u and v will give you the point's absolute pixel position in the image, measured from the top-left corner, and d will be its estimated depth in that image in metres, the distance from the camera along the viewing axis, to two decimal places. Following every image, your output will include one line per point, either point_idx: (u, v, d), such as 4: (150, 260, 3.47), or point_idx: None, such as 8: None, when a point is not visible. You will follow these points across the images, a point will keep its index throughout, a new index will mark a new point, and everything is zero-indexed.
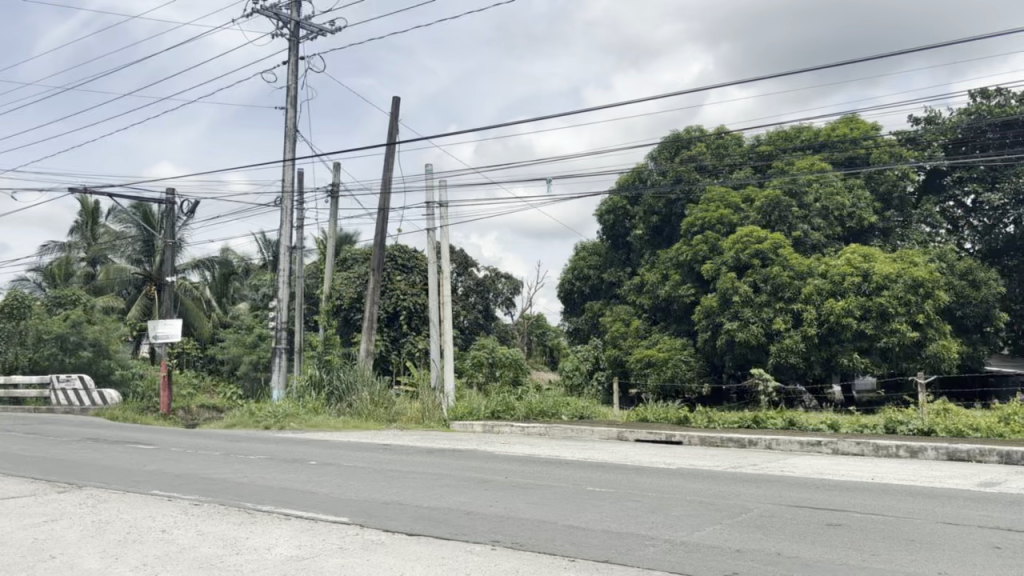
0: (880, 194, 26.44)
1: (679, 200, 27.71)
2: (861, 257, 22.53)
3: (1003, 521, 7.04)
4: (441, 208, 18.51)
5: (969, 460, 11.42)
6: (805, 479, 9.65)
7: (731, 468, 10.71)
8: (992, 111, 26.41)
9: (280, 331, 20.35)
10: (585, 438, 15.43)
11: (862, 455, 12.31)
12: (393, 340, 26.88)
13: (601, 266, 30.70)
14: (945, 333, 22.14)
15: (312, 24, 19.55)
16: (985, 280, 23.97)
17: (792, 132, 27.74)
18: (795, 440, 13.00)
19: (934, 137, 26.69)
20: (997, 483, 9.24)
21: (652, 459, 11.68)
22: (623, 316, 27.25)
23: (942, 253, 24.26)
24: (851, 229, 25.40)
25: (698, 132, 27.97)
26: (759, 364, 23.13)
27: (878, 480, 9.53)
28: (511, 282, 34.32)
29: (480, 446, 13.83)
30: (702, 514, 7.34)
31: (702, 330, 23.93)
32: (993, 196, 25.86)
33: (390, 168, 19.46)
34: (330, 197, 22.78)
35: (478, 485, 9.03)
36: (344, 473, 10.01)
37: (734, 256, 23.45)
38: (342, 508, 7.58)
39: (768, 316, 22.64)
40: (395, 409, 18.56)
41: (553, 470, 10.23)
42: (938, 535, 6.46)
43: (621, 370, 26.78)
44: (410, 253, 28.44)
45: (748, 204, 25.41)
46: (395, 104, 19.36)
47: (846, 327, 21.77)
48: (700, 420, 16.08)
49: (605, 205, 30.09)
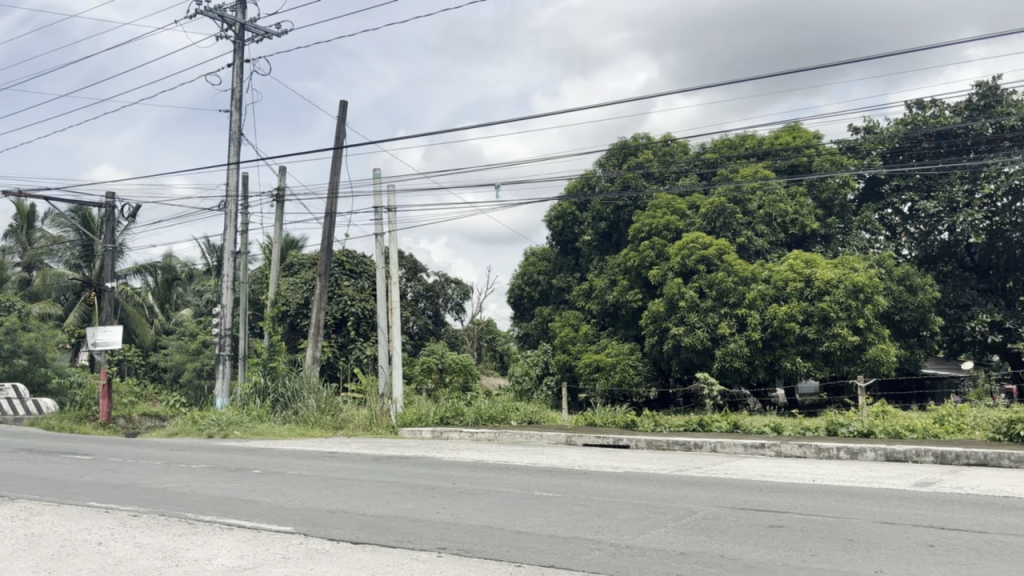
0: (822, 201, 27.04)
1: (626, 206, 27.99)
2: (803, 263, 23.05)
3: (937, 519, 7.25)
4: (390, 212, 18.42)
5: (905, 460, 11.72)
6: (748, 481, 9.80)
7: (676, 471, 10.84)
8: (927, 121, 27.17)
9: (223, 337, 20.03)
10: (534, 443, 15.49)
11: (804, 457, 12.56)
12: (340, 347, 26.71)
13: (550, 272, 30.83)
14: (885, 337, 22.65)
15: (257, 26, 19.30)
16: (922, 286, 24.57)
17: (736, 140, 28.28)
18: (739, 444, 13.22)
19: (873, 146, 27.42)
20: (931, 484, 9.49)
21: (599, 463, 11.76)
22: (573, 321, 27.44)
23: (881, 259, 24.89)
24: (793, 234, 25.95)
25: (645, 139, 28.36)
26: (703, 368, 23.46)
27: (818, 482, 9.73)
28: (460, 287, 34.21)
29: (428, 452, 13.83)
30: (647, 517, 7.42)
31: (649, 334, 24.19)
32: (928, 204, 26.60)
33: (337, 171, 19.29)
34: (275, 201, 22.48)
35: (424, 492, 8.97)
36: (289, 482, 9.87)
37: (680, 262, 23.90)
38: (287, 516, 7.50)
39: (713, 322, 22.94)
40: (342, 417, 18.40)
41: (501, 476, 10.24)
42: (875, 535, 6.63)
43: (570, 375, 26.96)
44: (358, 258, 28.23)
45: (694, 211, 25.85)
46: (342, 107, 19.21)
47: (789, 332, 22.09)
48: (646, 424, 16.27)
49: (554, 210, 30.26)
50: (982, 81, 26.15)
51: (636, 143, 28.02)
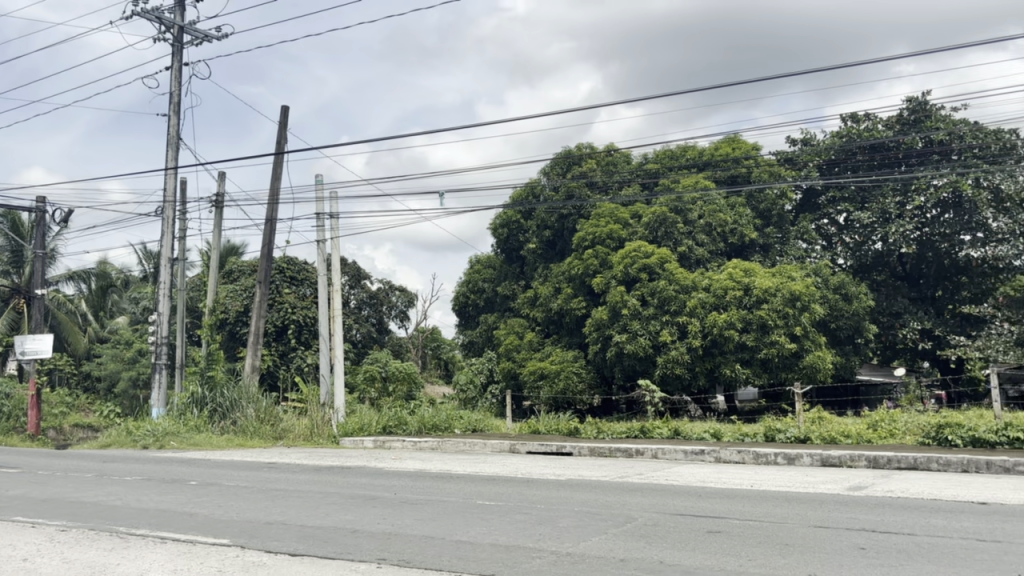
0: (761, 212, 27.67)
1: (571, 215, 28.14)
2: (742, 272, 23.49)
3: (869, 523, 7.44)
4: (332, 219, 18.25)
5: (839, 465, 12.00)
6: (688, 487, 9.93)
7: (617, 478, 10.92)
8: (861, 134, 27.94)
9: (160, 346, 19.57)
10: (478, 451, 15.46)
11: (743, 463, 12.77)
12: (281, 355, 26.34)
13: (494, 280, 30.84)
14: (821, 344, 23.19)
15: (197, 29, 18.97)
16: (856, 295, 25.23)
17: (677, 151, 28.73)
18: (680, 450, 13.41)
19: (810, 158, 28.10)
20: (864, 488, 9.73)
21: (541, 471, 11.80)
22: (517, 328, 27.49)
23: (817, 268, 25.49)
24: (733, 244, 26.42)
25: (588, 149, 28.61)
26: (646, 375, 23.70)
27: (756, 487, 9.91)
28: (404, 295, 33.97)
29: (370, 462, 13.70)
30: (588, 524, 7.46)
31: (593, 341, 24.36)
32: (862, 214, 27.30)
33: (278, 177, 19.03)
34: (214, 207, 22.09)
35: (364, 502, 8.89)
36: (226, 493, 9.68)
37: (623, 270, 24.16)
38: (224, 529, 7.35)
39: (655, 329, 23.18)
40: (282, 426, 18.14)
41: (443, 485, 10.20)
42: (810, 539, 6.77)
43: (515, 383, 27.02)
44: (299, 265, 27.89)
45: (637, 220, 26.14)
46: (284, 113, 18.98)
47: (728, 340, 22.48)
48: (590, 430, 16.39)
49: (499, 218, 30.32)
50: (912, 96, 27.01)
51: (580, 152, 28.26)
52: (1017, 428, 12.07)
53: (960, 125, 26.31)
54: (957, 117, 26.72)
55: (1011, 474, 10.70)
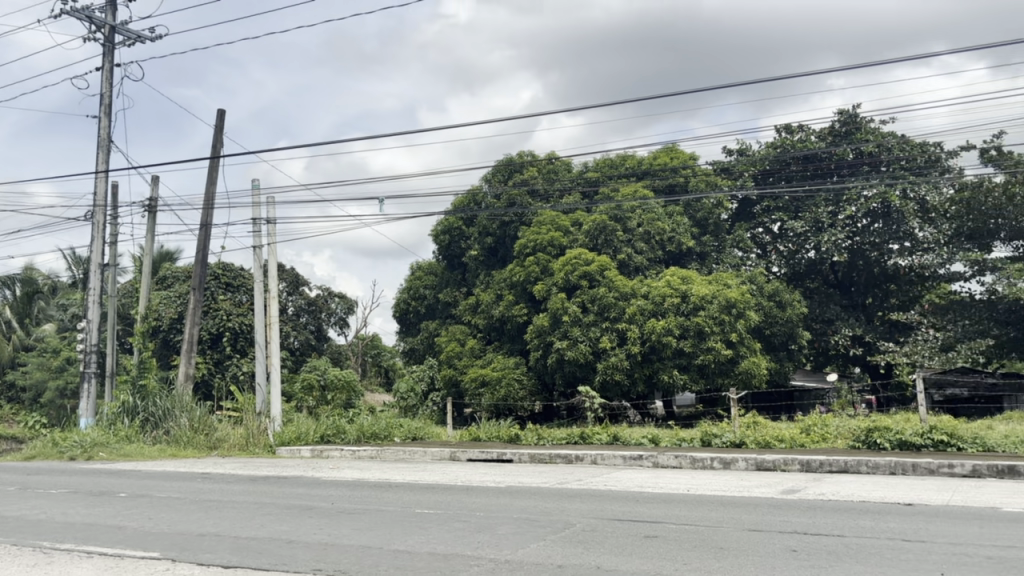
0: (698, 221, 28.14)
1: (512, 222, 28.21)
2: (680, 279, 23.85)
3: (800, 525, 7.62)
4: (269, 224, 17.98)
5: (773, 469, 12.26)
6: (626, 493, 10.02)
7: (557, 485, 10.97)
8: (795, 145, 28.63)
9: (89, 354, 19.01)
10: (418, 459, 15.37)
11: (680, 467, 12.95)
12: (216, 363, 25.84)
13: (436, 286, 30.74)
14: (756, 350, 23.69)
15: (129, 29, 18.52)
16: (790, 302, 25.80)
17: (617, 160, 29.06)
18: (619, 455, 13.54)
19: (746, 168, 28.69)
20: (797, 491, 9.96)
21: (481, 478, 11.79)
22: (458, 335, 27.44)
23: (753, 276, 25.96)
24: (671, 252, 26.79)
25: (530, 156, 28.75)
26: (586, 381, 23.85)
27: (692, 491, 10.06)
28: (344, 302, 33.55)
29: (307, 471, 13.50)
30: (526, 531, 7.48)
31: (534, 348, 24.43)
32: (796, 224, 27.94)
33: (213, 181, 18.67)
34: (146, 212, 21.55)
35: (301, 512, 8.75)
36: (157, 505, 9.44)
37: (564, 277, 24.27)
38: (154, 542, 7.16)
39: (595, 336, 23.32)
40: (217, 436, 17.77)
41: (382, 494, 10.11)
42: (743, 542, 6.90)
43: (455, 390, 26.97)
44: (235, 272, 27.40)
45: (577, 228, 26.39)
46: (220, 116, 18.64)
47: (666, 346, 22.77)
48: (530, 437, 16.43)
49: (441, 225, 30.26)
50: (843, 109, 27.76)
51: (521, 160, 28.38)
52: (942, 432, 12.57)
53: (888, 137, 27.17)
54: (886, 130, 27.58)
55: (937, 475, 11.09)
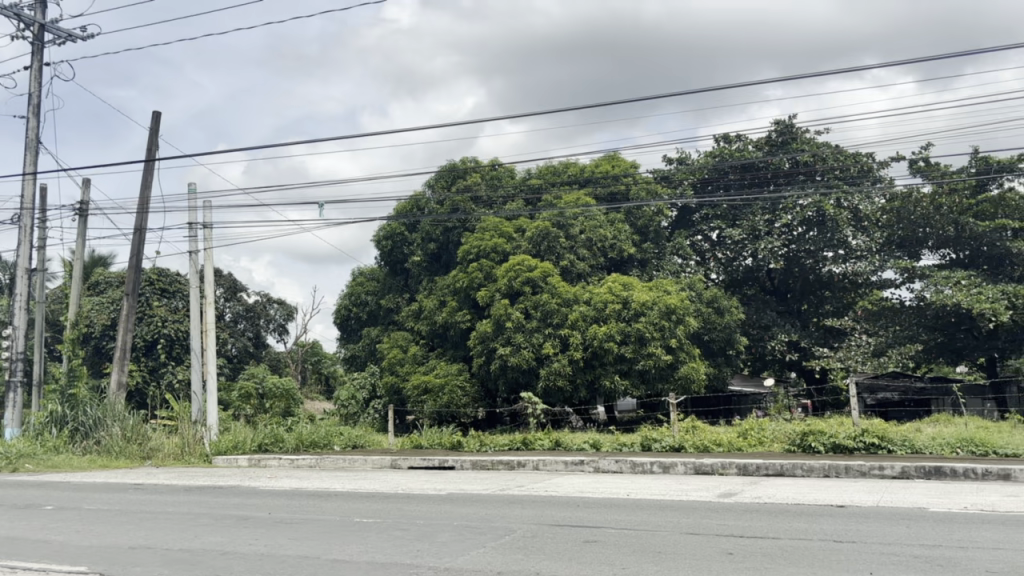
0: (639, 228, 28.47)
1: (455, 228, 28.14)
2: (621, 286, 24.09)
3: (737, 528, 7.74)
4: (205, 229, 17.63)
5: (712, 473, 12.44)
6: (566, 498, 10.07)
7: (498, 491, 10.97)
8: (733, 154, 29.18)
9: (15, 362, 18.37)
10: (358, 468, 15.22)
11: (620, 472, 13.06)
12: (151, 371, 25.24)
13: (378, 292, 30.52)
14: (695, 356, 24.07)
15: (59, 28, 18.00)
16: (728, 308, 26.25)
17: (559, 167, 29.29)
18: (560, 461, 13.60)
19: (685, 176, 29.16)
20: (733, 494, 10.12)
21: (422, 485, 11.73)
22: (401, 342, 27.28)
23: (692, 283, 26.30)
24: (612, 259, 27.04)
25: (473, 162, 28.77)
26: (528, 387, 23.91)
27: (632, 496, 10.16)
28: (283, 308, 33.21)
29: (244, 481, 13.26)
30: (467, 538, 7.46)
31: (477, 354, 24.39)
32: (733, 232, 28.47)
33: (147, 185, 18.25)
34: (77, 215, 20.95)
35: (236, 523, 8.59)
36: (86, 517, 9.17)
37: (507, 283, 24.27)
38: (81, 555, 6.94)
39: (537, 341, 23.37)
40: (150, 445, 17.35)
41: (320, 503, 9.98)
42: (680, 546, 6.98)
43: (398, 397, 26.80)
44: (171, 277, 26.85)
45: (520, 234, 26.47)
46: (155, 118, 18.22)
47: (608, 352, 22.93)
48: (471, 443, 16.41)
49: (383, 231, 30.06)
50: (780, 119, 28.39)
51: (464, 166, 28.39)
52: (873, 434, 12.94)
53: (823, 147, 27.88)
54: (820, 140, 28.30)
55: (868, 477, 11.38)
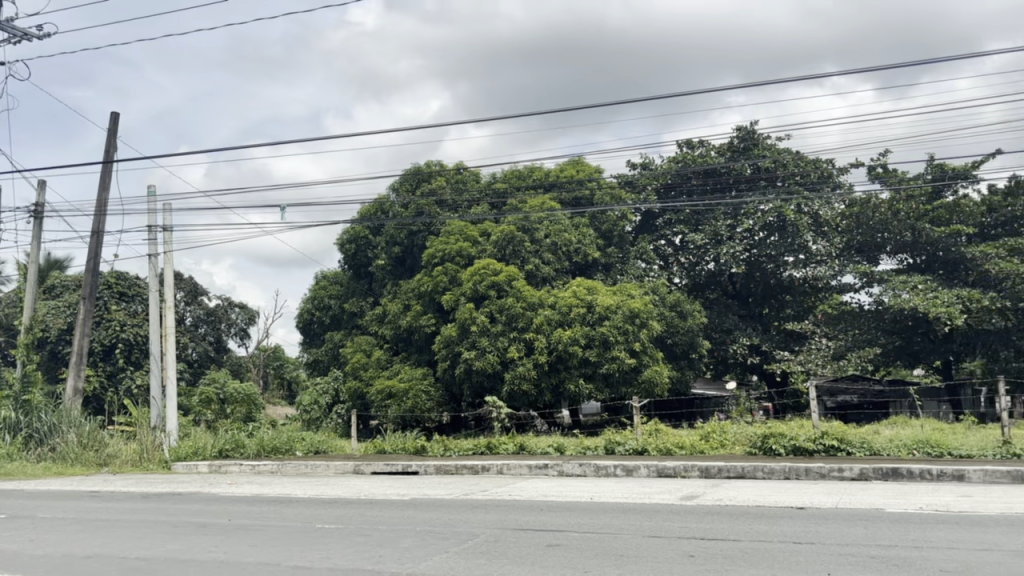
0: (603, 232, 28.59)
1: (420, 231, 28.03)
2: (586, 290, 24.18)
3: (698, 531, 7.81)
4: (165, 232, 17.38)
5: (674, 476, 12.54)
6: (529, 502, 10.08)
7: (461, 496, 10.94)
8: (695, 160, 29.46)
9: None
10: (320, 473, 15.10)
11: (584, 475, 13.10)
12: (109, 376, 24.81)
13: (341, 296, 30.31)
14: (658, 359, 24.26)
15: (15, 26, 17.63)
16: (691, 312, 26.47)
17: (524, 171, 29.35)
18: (524, 465, 13.61)
19: (649, 181, 29.38)
20: (695, 497, 10.20)
21: (385, 491, 11.66)
22: (365, 346, 27.12)
23: (655, 287, 26.48)
24: (577, 263, 27.13)
25: (438, 166, 28.72)
26: (493, 391, 23.90)
27: (595, 499, 10.20)
28: (245, 312, 32.85)
29: (204, 487, 13.08)
30: (429, 543, 7.43)
31: (442, 359, 24.34)
32: (696, 236, 28.74)
33: (105, 186, 17.94)
34: (32, 218, 20.52)
35: (195, 530, 8.47)
36: (40, 526, 8.98)
37: (472, 287, 24.22)
38: (34, 565, 6.80)
39: (502, 345, 23.37)
40: (107, 452, 17.02)
41: (282, 509, 9.88)
42: (642, 549, 7.03)
43: (361, 402, 26.63)
44: (130, 281, 26.46)
45: (485, 238, 26.47)
46: (113, 119, 17.92)
47: (572, 355, 23.00)
48: (435, 448, 16.35)
49: (347, 234, 29.87)
50: (741, 125, 28.73)
51: (429, 170, 28.33)
52: (833, 436, 13.11)
53: (784, 153, 28.26)
54: (781, 147, 28.68)
55: (827, 479, 11.54)
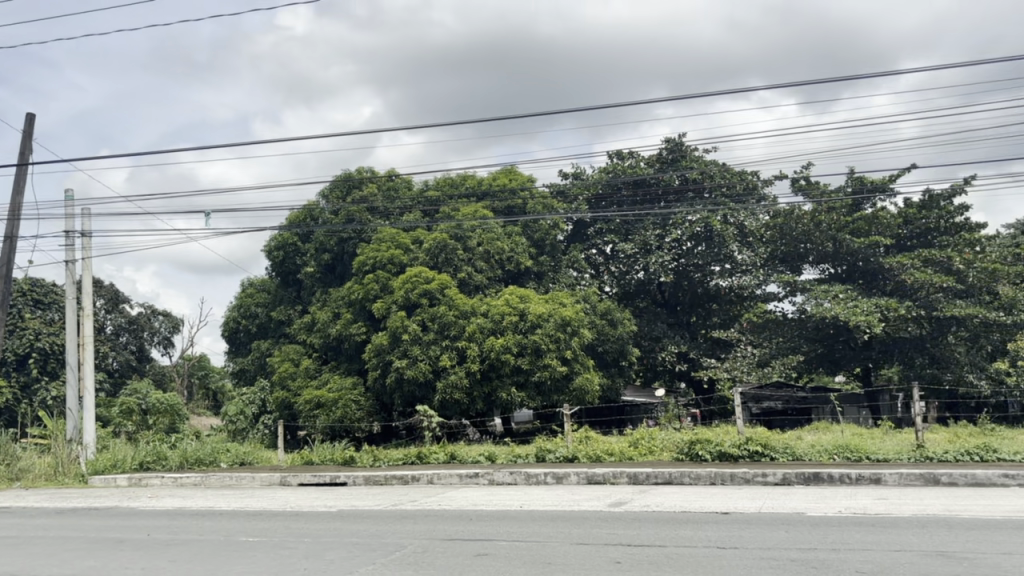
0: (535, 241, 28.74)
1: (351, 238, 27.71)
2: (518, 298, 24.27)
3: (625, 537, 7.89)
4: (84, 237, 16.83)
5: (603, 483, 12.65)
6: (459, 511, 10.05)
7: (390, 506, 10.83)
8: (626, 171, 29.90)
9: None
10: (245, 485, 14.78)
11: (515, 484, 13.13)
12: (22, 387, 23.85)
13: (268, 304, 29.80)
14: (589, 367, 24.48)
15: None
16: (621, 320, 26.82)
17: (457, 180, 29.38)
18: (455, 474, 13.55)
19: (580, 191, 29.71)
20: (623, 503, 10.32)
21: (312, 503, 11.48)
22: (293, 355, 26.69)
23: (586, 295, 26.78)
24: (509, 271, 27.21)
25: (369, 173, 28.53)
26: (425, 400, 23.74)
27: (524, 507, 10.21)
28: (169, 321, 31.99)
29: (123, 501, 12.68)
30: (356, 555, 7.35)
31: (372, 367, 24.09)
32: (626, 245, 29.12)
33: (20, 191, 17.28)
34: None
35: (112, 546, 8.20)
36: None
37: (404, 295, 24.07)
38: None
39: (435, 354, 23.24)
40: (19, 466, 16.26)
41: (203, 523, 9.63)
42: (570, 556, 7.07)
43: (289, 413, 26.15)
44: (46, 288, 25.67)
45: (417, 246, 26.35)
46: (29, 121, 17.28)
47: (504, 363, 23.01)
48: (365, 458, 16.16)
49: (275, 240, 29.35)
50: (670, 137, 29.27)
51: (360, 176, 28.13)
52: (757, 442, 13.41)
53: (711, 165, 28.90)
54: (708, 158, 29.33)
55: (751, 484, 11.80)
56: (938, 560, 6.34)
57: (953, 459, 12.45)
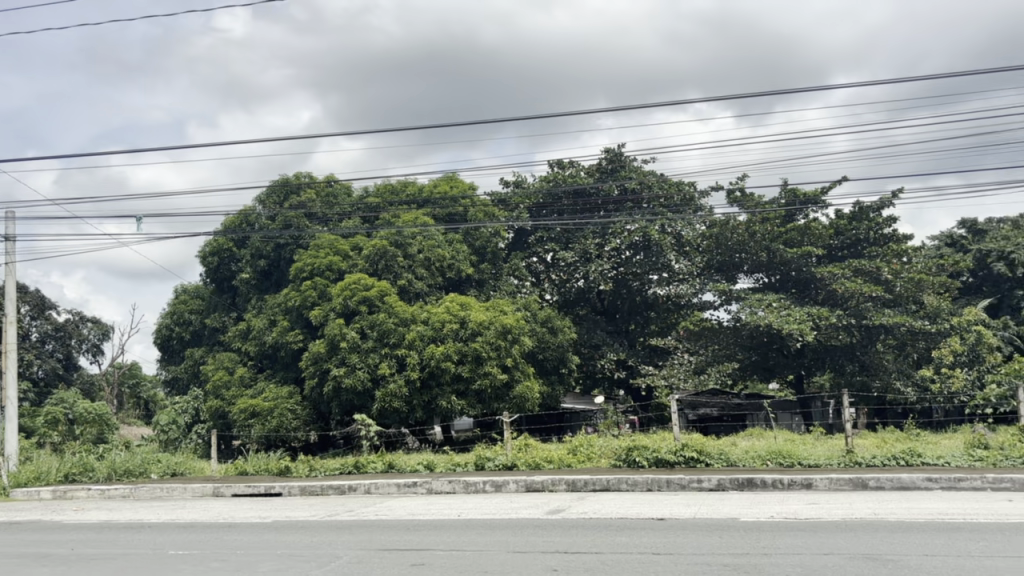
0: (475, 249, 28.76)
1: (287, 245, 27.33)
2: (459, 306, 24.25)
3: (562, 544, 7.92)
4: (6, 242, 16.26)
5: (542, 490, 12.67)
6: (396, 521, 9.96)
7: (326, 517, 10.68)
8: (566, 180, 30.16)
9: None
10: (176, 497, 14.42)
11: (453, 492, 13.06)
12: None
13: (203, 311, 29.23)
14: (529, 374, 24.47)
15: None
16: (561, 327, 26.96)
17: (398, 187, 29.26)
18: (393, 483, 13.43)
19: (520, 200, 29.87)
20: (561, 511, 10.36)
21: (245, 514, 11.25)
22: (227, 364, 26.19)
23: (527, 303, 26.88)
24: (450, 279, 27.14)
25: (307, 178, 28.21)
26: (363, 409, 23.50)
27: (462, 516, 10.17)
28: (98, 328, 31.11)
29: (45, 515, 12.25)
30: (290, 567, 7.22)
31: (309, 376, 23.76)
32: (566, 254, 29.34)
33: None
34: None
35: (33, 561, 7.89)
36: None
37: (342, 302, 23.82)
38: None
39: (374, 362, 23.04)
40: None
41: (131, 536, 9.35)
42: (507, 564, 7.06)
43: (223, 423, 25.62)
44: None
45: (357, 253, 26.14)
46: None
47: (444, 371, 22.90)
48: (301, 468, 15.93)
49: (209, 247, 28.77)
50: (610, 148, 29.60)
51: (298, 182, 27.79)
52: (693, 448, 13.61)
53: (649, 175, 29.32)
54: (646, 169, 29.75)
55: (687, 490, 11.96)
56: (865, 562, 6.51)
57: (880, 463, 12.82)
